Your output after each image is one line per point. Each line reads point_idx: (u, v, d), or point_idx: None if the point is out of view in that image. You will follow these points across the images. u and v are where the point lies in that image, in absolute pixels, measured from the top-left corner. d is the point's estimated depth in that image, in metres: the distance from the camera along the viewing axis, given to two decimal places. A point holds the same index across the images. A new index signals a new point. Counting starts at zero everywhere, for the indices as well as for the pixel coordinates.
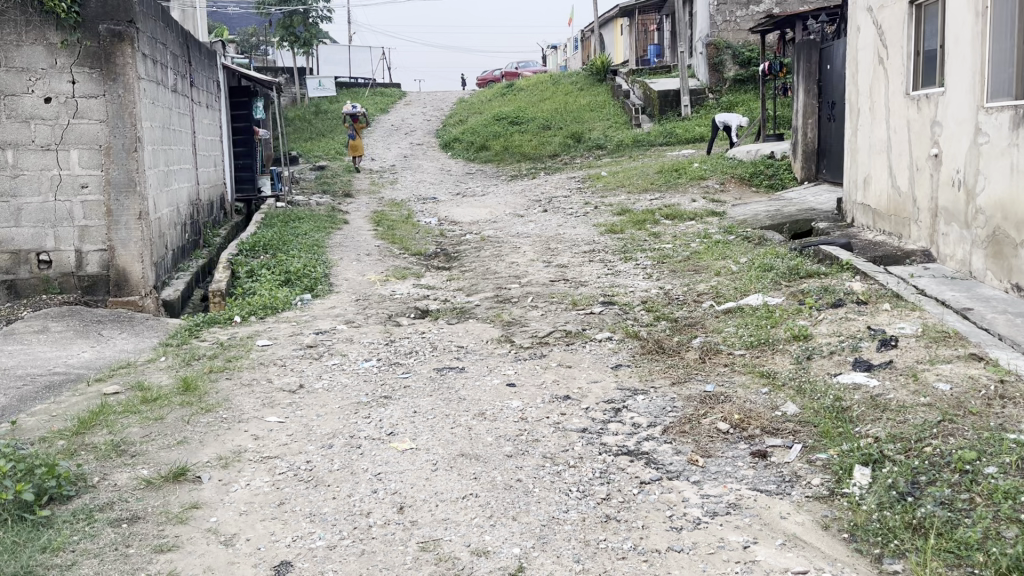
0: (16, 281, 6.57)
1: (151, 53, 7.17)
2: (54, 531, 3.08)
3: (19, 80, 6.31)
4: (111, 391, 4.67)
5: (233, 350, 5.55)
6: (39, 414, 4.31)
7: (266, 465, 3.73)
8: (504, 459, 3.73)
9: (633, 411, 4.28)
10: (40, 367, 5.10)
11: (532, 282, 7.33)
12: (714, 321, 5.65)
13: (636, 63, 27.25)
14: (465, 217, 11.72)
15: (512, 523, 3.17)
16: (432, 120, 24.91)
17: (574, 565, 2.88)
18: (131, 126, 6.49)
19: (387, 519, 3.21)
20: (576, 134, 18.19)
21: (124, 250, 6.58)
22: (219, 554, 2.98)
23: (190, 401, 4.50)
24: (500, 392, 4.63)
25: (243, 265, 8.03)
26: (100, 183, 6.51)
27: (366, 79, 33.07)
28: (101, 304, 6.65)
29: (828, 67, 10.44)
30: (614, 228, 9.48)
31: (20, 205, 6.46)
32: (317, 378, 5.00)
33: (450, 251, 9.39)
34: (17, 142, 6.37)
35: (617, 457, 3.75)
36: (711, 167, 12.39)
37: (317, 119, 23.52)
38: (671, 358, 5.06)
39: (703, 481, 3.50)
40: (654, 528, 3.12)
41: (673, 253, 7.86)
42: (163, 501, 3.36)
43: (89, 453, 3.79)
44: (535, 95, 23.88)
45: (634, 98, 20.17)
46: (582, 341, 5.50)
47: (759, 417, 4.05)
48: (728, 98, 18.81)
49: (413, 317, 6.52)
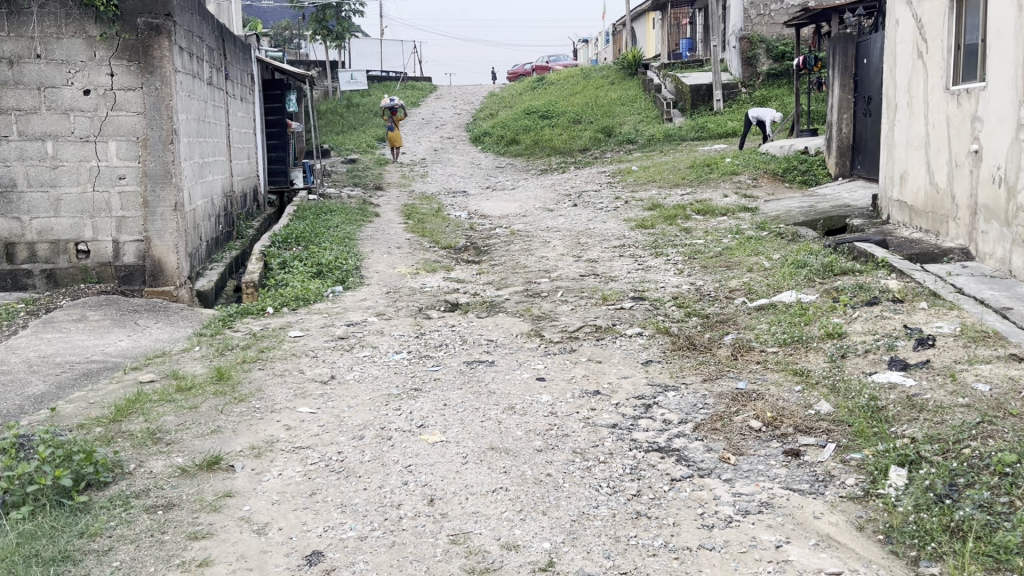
0: (55, 271, 6.69)
1: (187, 46, 7.25)
2: (91, 516, 3.13)
3: (59, 72, 6.42)
4: (146, 379, 4.74)
5: (265, 341, 5.60)
6: (77, 401, 4.38)
7: (298, 456, 3.76)
8: (534, 453, 3.73)
9: (663, 407, 4.25)
10: (78, 355, 5.19)
11: (562, 276, 7.32)
12: (746, 318, 5.59)
13: (668, 57, 26.98)
14: (495, 211, 11.72)
15: (542, 517, 3.17)
16: (463, 114, 24.95)
17: (603, 561, 2.87)
18: (167, 118, 6.55)
19: (417, 511, 3.22)
20: (607, 128, 18.12)
21: (160, 241, 6.66)
22: (252, 542, 3.01)
23: (224, 390, 4.55)
24: (529, 386, 4.63)
25: (276, 256, 8.11)
26: (137, 174, 6.60)
27: (397, 73, 33.22)
28: (138, 294, 6.74)
29: (864, 61, 10.28)
30: (645, 223, 9.42)
31: (59, 195, 6.57)
32: (348, 369, 5.04)
33: (480, 245, 9.40)
34: (57, 133, 6.48)
35: (648, 453, 3.73)
36: (744, 161, 12.26)
37: (348, 112, 23.64)
38: (702, 355, 5.02)
39: (735, 479, 3.48)
40: (684, 526, 3.10)
41: (705, 249, 7.81)
42: (197, 489, 3.40)
43: (126, 440, 3.85)
44: (566, 89, 23.79)
45: (666, 92, 20.00)
46: (612, 336, 5.49)
47: (792, 415, 4.00)
48: (761, 93, 18.59)
49: (443, 310, 6.53)
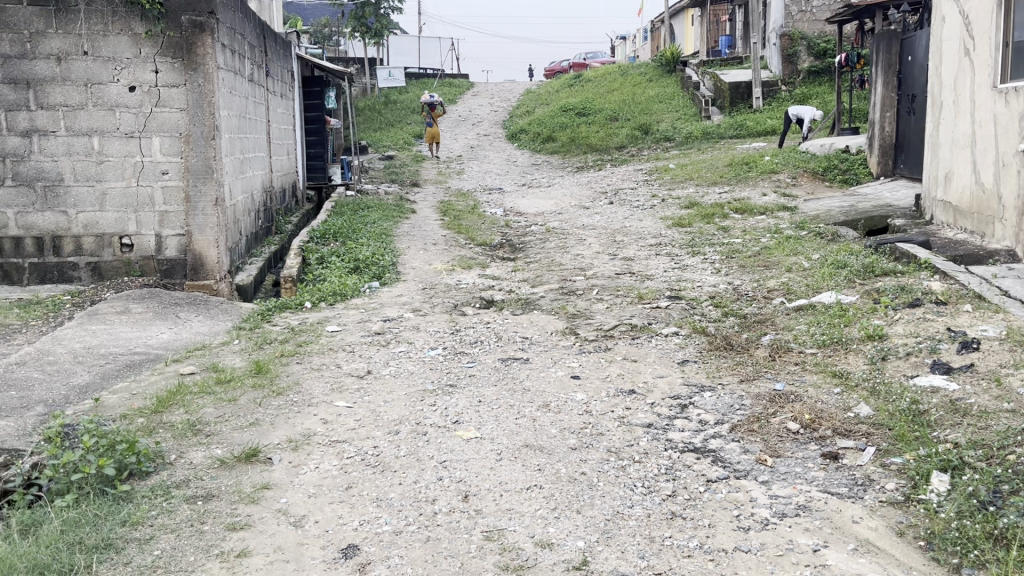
0: (99, 263, 6.81)
1: (230, 43, 7.35)
2: (134, 505, 3.20)
3: (106, 69, 6.54)
4: (188, 371, 4.82)
5: (303, 335, 5.65)
6: (120, 391, 4.47)
7: (335, 449, 3.80)
8: (569, 451, 3.73)
9: (700, 408, 4.22)
10: (121, 347, 5.29)
11: (597, 274, 7.29)
12: (785, 319, 5.53)
13: (707, 54, 26.75)
14: (530, 208, 11.72)
15: (576, 516, 3.16)
16: (499, 111, 24.98)
17: (638, 561, 2.86)
18: (210, 114, 6.66)
19: (452, 507, 3.24)
20: (644, 126, 18.01)
21: (201, 235, 6.77)
22: (289, 534, 3.04)
23: (262, 384, 4.61)
24: (565, 384, 4.62)
25: (314, 251, 8.20)
26: (180, 169, 6.71)
27: (435, 70, 33.35)
28: (179, 287, 6.86)
29: (909, 59, 10.08)
30: (682, 221, 9.36)
31: (104, 189, 6.69)
32: (384, 365, 5.07)
33: (515, 242, 9.40)
34: (103, 129, 6.60)
35: (683, 454, 3.71)
36: (783, 160, 12.12)
37: (386, 109, 23.80)
38: (739, 355, 4.97)
39: (772, 482, 3.44)
40: (720, 527, 3.07)
41: (743, 248, 7.75)
42: (236, 481, 3.45)
43: (167, 431, 3.92)
44: (603, 86, 23.67)
45: (704, 89, 19.81)
46: (647, 335, 5.46)
47: (831, 418, 3.95)
48: (802, 90, 18.34)
49: (478, 306, 6.54)
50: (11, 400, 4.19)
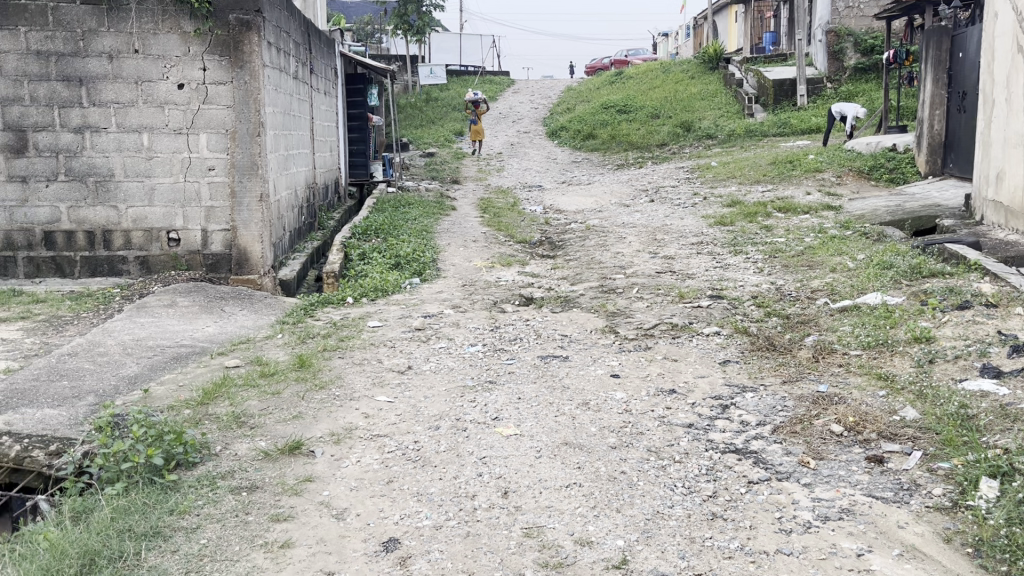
0: (147, 257, 6.95)
1: (276, 41, 7.46)
2: (181, 494, 3.27)
3: (155, 67, 6.68)
4: (233, 364, 4.91)
5: (346, 330, 5.72)
6: (168, 383, 4.57)
7: (376, 443, 3.84)
8: (608, 450, 3.72)
9: (742, 408, 4.19)
10: (169, 339, 5.40)
11: (637, 273, 7.25)
12: (828, 320, 5.45)
13: (750, 50, 26.42)
14: (570, 206, 11.69)
15: (617, 515, 3.15)
16: (540, 108, 24.98)
17: (678, 561, 2.84)
18: (255, 111, 6.76)
19: (492, 503, 3.25)
20: (686, 123, 17.85)
21: (246, 230, 6.89)
22: (331, 527, 3.08)
23: (305, 377, 4.68)
24: (604, 382, 4.61)
25: (356, 248, 8.28)
26: (225, 166, 6.82)
27: (476, 67, 33.45)
28: (224, 281, 6.98)
29: (960, 55, 9.87)
30: (724, 220, 9.28)
31: (153, 184, 6.83)
32: (424, 360, 5.11)
33: (555, 239, 9.40)
34: (152, 126, 6.74)
35: (724, 454, 3.68)
36: (827, 158, 11.94)
37: (428, 106, 23.93)
38: (781, 356, 4.92)
39: (814, 484, 3.40)
40: (762, 529, 3.04)
41: (786, 247, 7.65)
42: (280, 473, 3.50)
43: (213, 423, 3.99)
44: (644, 83, 23.52)
45: (747, 86, 19.58)
46: (688, 335, 5.42)
47: (876, 421, 3.89)
48: (848, 87, 18.04)
49: (518, 304, 6.56)
50: (64, 390, 4.30)
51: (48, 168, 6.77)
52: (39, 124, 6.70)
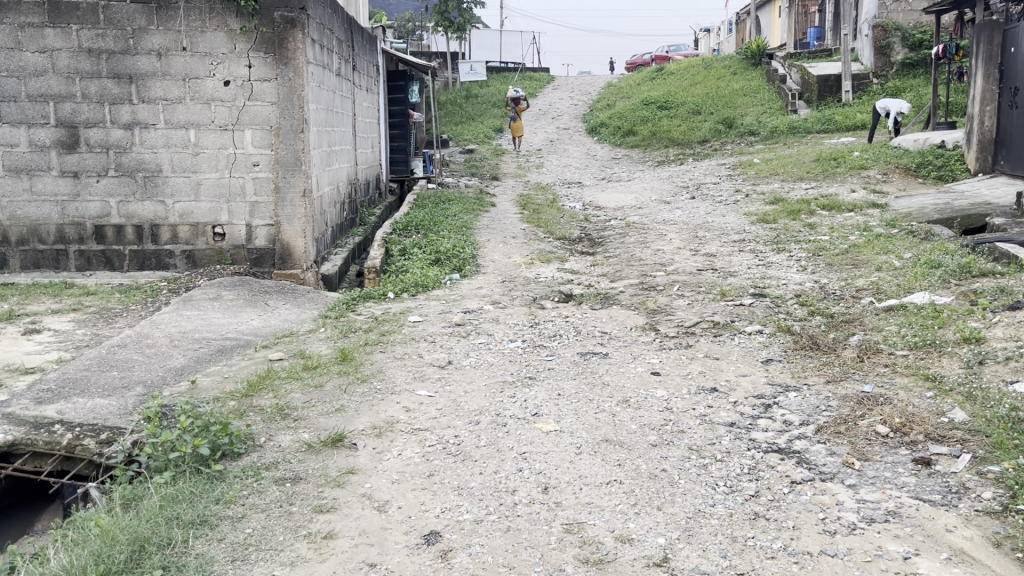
0: (193, 252, 7.07)
1: (320, 38, 7.56)
2: (227, 484, 3.32)
3: (202, 64, 6.79)
4: (277, 357, 4.98)
5: (387, 324, 5.77)
6: (213, 375, 4.65)
7: (417, 437, 3.87)
8: (649, 447, 3.71)
9: (785, 408, 4.14)
10: (214, 332, 5.49)
11: (678, 270, 7.20)
12: (874, 319, 5.36)
13: (794, 45, 26.04)
14: (610, 202, 11.63)
15: (657, 512, 3.14)
16: (580, 104, 24.90)
17: (720, 560, 2.82)
18: (299, 108, 6.87)
19: (532, 498, 3.26)
20: (728, 119, 17.66)
21: (289, 225, 7.00)
22: (373, 519, 3.11)
23: (347, 370, 4.73)
24: (645, 380, 4.60)
25: (397, 243, 8.35)
26: (270, 161, 6.93)
27: (516, 64, 33.42)
28: (267, 276, 7.10)
29: (1012, 50, 9.63)
30: (767, 217, 9.16)
31: (199, 180, 6.94)
32: (464, 355, 5.13)
33: (595, 236, 9.37)
34: (199, 122, 6.85)
35: (767, 454, 3.64)
36: (873, 155, 11.73)
37: (468, 103, 23.98)
38: (825, 355, 4.85)
39: (859, 486, 3.34)
40: (805, 530, 3.01)
41: (830, 245, 7.54)
42: (323, 464, 3.55)
43: (257, 414, 4.05)
44: (685, 79, 23.29)
45: (791, 83, 19.34)
46: (730, 333, 5.36)
47: (923, 422, 3.82)
48: (894, 83, 17.67)
49: (557, 300, 6.55)
50: (114, 380, 4.40)
51: (98, 164, 6.88)
52: (90, 120, 6.81)
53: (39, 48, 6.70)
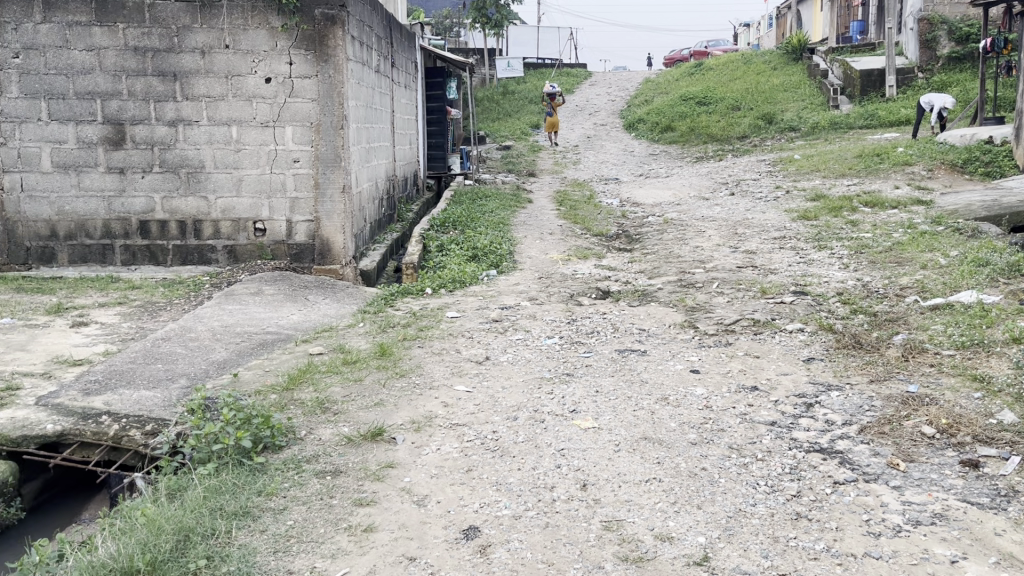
0: (235, 247, 7.17)
1: (359, 35, 7.61)
2: (268, 476, 3.36)
3: (245, 61, 6.88)
4: (316, 351, 5.03)
5: (425, 320, 5.79)
6: (254, 368, 4.71)
7: (455, 432, 3.88)
8: (688, 446, 3.68)
9: (827, 407, 4.07)
10: (255, 326, 5.56)
11: (717, 267, 7.12)
12: (919, 318, 5.26)
13: (837, 40, 25.62)
14: (648, 199, 11.56)
15: (697, 511, 3.11)
16: (617, 100, 24.77)
17: (761, 561, 2.79)
18: (339, 104, 6.92)
19: (571, 495, 3.25)
20: (768, 115, 17.44)
21: (328, 221, 7.07)
22: (412, 513, 3.13)
23: (386, 365, 4.76)
24: (683, 377, 4.56)
25: (434, 239, 8.39)
26: (310, 158, 7.00)
27: (553, 60, 33.33)
28: (307, 271, 7.18)
29: None
30: (808, 214, 9.03)
31: (241, 176, 7.03)
32: (502, 351, 5.13)
33: (632, 232, 9.32)
34: (241, 119, 6.94)
35: (809, 454, 3.59)
36: (918, 151, 11.50)
37: (505, 99, 23.98)
38: (868, 355, 4.77)
39: (904, 487, 3.28)
40: (848, 531, 2.96)
41: (873, 242, 7.41)
42: (362, 458, 3.58)
43: (298, 408, 4.10)
44: (725, 75, 23.05)
45: (833, 78, 19.04)
46: (771, 331, 5.30)
47: (970, 424, 3.74)
48: (940, 77, 17.31)
49: (594, 297, 6.52)
50: (158, 373, 4.47)
51: (144, 160, 6.99)
52: (136, 118, 6.93)
53: (86, 46, 6.81)
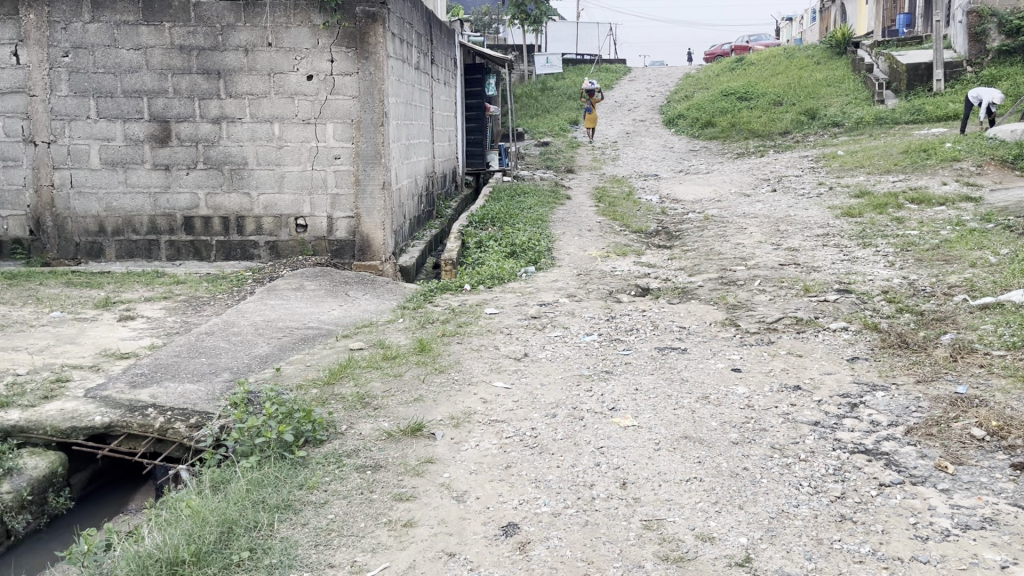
0: (277, 243, 7.25)
1: (400, 32, 7.65)
2: (309, 470, 3.40)
3: (287, 59, 6.95)
4: (357, 346, 5.07)
5: (464, 316, 5.81)
6: (296, 363, 4.76)
7: (494, 429, 3.88)
8: (730, 446, 3.63)
9: (872, 408, 4.00)
10: (297, 321, 5.63)
11: (759, 265, 7.03)
12: (967, 317, 5.14)
13: (883, 33, 25.13)
14: (688, 195, 11.45)
15: (739, 511, 3.08)
16: (657, 96, 24.58)
17: (805, 563, 2.75)
18: (379, 101, 6.96)
19: (610, 493, 3.23)
20: (811, 110, 17.17)
21: (368, 217, 7.12)
22: (452, 508, 3.14)
23: (425, 361, 4.77)
24: (725, 376, 4.51)
25: (473, 236, 8.41)
26: (350, 154, 7.05)
27: (592, 56, 33.17)
28: (347, 267, 7.25)
29: None
30: (852, 211, 8.88)
31: (283, 172, 7.11)
32: (540, 348, 5.12)
33: (672, 229, 9.25)
34: (283, 116, 7.02)
35: (853, 455, 3.53)
36: (966, 147, 11.24)
37: (544, 95, 23.92)
38: (915, 354, 4.67)
39: (953, 490, 3.21)
40: (894, 534, 2.90)
41: (920, 239, 7.27)
42: (402, 453, 3.59)
43: (339, 402, 4.13)
44: (767, 70, 22.74)
45: (878, 72, 18.69)
46: (814, 330, 5.22)
47: (1022, 426, 3.64)
48: (990, 70, 16.89)
49: (634, 294, 6.48)
50: (202, 366, 4.55)
51: (188, 157, 7.11)
52: (181, 115, 7.04)
53: (133, 45, 6.94)
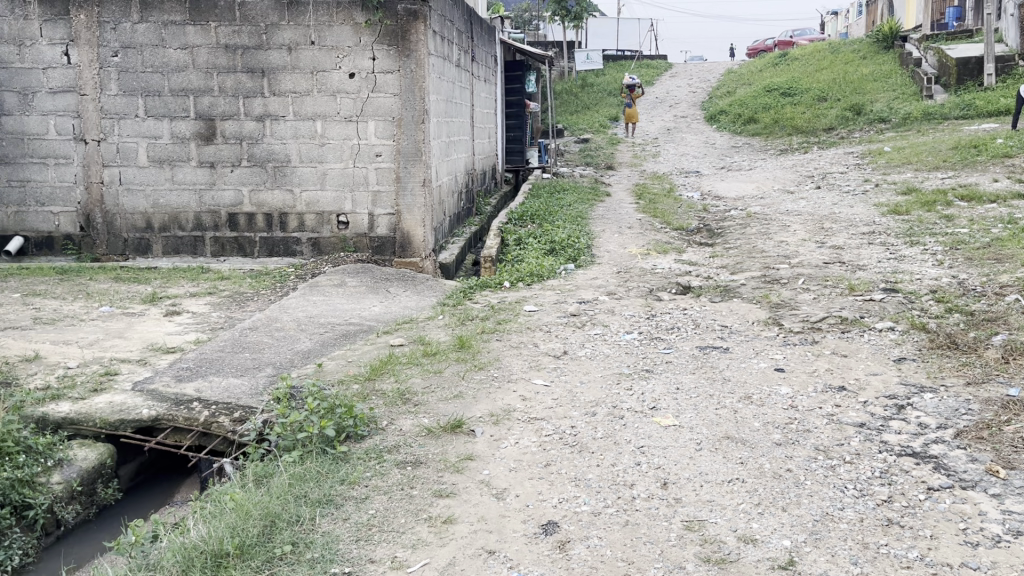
0: (319, 239, 7.32)
1: (441, 30, 7.68)
2: (350, 465, 3.42)
3: (330, 57, 7.01)
4: (397, 343, 5.10)
5: (503, 313, 5.81)
6: (337, 358, 4.80)
7: (534, 426, 3.87)
8: (773, 446, 3.58)
9: (920, 410, 3.92)
10: (338, 317, 5.68)
11: (803, 263, 6.92)
12: (1020, 318, 5.00)
13: (931, 27, 24.58)
14: (730, 192, 11.32)
15: (782, 514, 3.03)
16: (698, 92, 24.33)
17: (850, 567, 2.70)
18: (421, 99, 6.99)
19: (651, 493, 3.21)
20: (856, 105, 16.86)
21: (409, 214, 7.16)
22: (491, 505, 3.14)
23: (465, 358, 4.79)
24: (768, 376, 4.45)
25: (513, 232, 8.41)
26: (392, 152, 7.09)
27: (633, 52, 32.95)
28: (388, 263, 7.30)
29: None
30: (899, 209, 8.70)
31: (325, 170, 7.17)
32: (580, 346, 5.11)
33: (713, 227, 9.15)
34: (325, 113, 7.08)
35: (900, 458, 3.45)
36: (1019, 142, 10.95)
37: (584, 92, 23.81)
38: (965, 356, 4.56)
39: (1005, 495, 3.13)
40: (944, 540, 2.83)
41: (970, 238, 7.10)
42: (442, 450, 3.60)
43: (379, 398, 4.16)
44: (811, 65, 22.38)
45: (927, 66, 18.29)
46: (860, 329, 5.12)
47: None
48: None
49: (674, 292, 6.42)
50: (246, 361, 4.61)
51: (233, 155, 7.21)
52: (226, 113, 7.14)
53: (180, 45, 7.05)
